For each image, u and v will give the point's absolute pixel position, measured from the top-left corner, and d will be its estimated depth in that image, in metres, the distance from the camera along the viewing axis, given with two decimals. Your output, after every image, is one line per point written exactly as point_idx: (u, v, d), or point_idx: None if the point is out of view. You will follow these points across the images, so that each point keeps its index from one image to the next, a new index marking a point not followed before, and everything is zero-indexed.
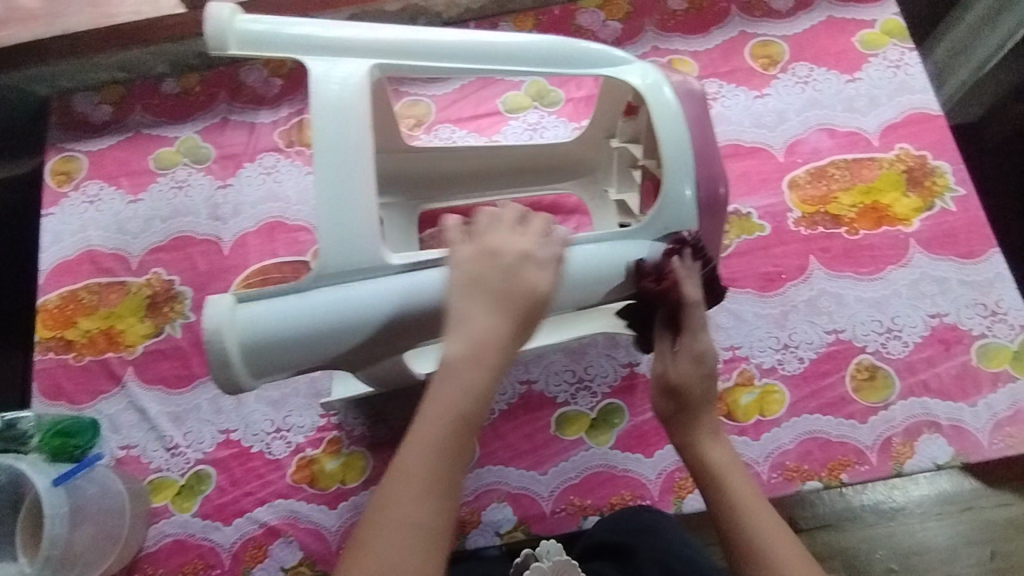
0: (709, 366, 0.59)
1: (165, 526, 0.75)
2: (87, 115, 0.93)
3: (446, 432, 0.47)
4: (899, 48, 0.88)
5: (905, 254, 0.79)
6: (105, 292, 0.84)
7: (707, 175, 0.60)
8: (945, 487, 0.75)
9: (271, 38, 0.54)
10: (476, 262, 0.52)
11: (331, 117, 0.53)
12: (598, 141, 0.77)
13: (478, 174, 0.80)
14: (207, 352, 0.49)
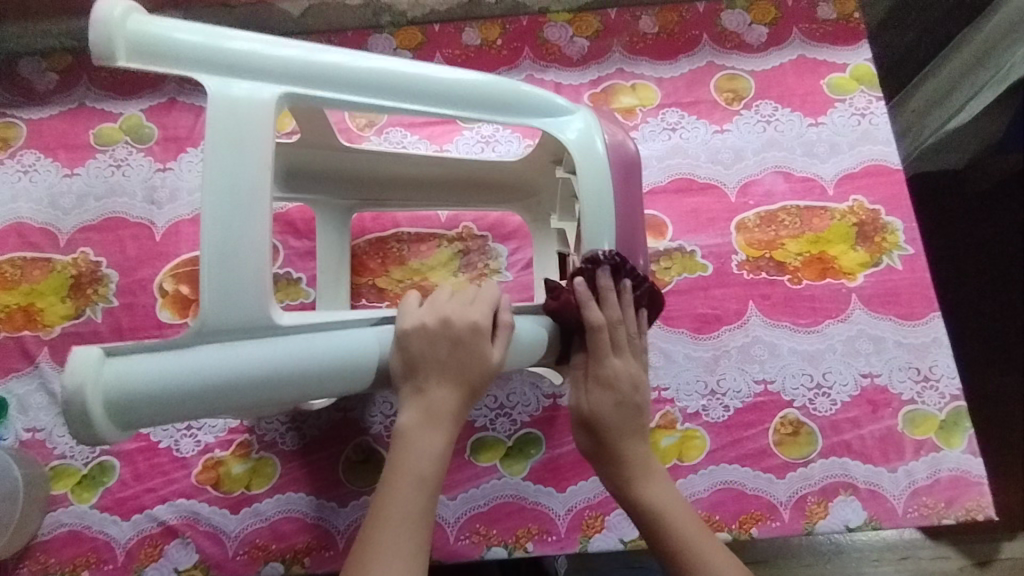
0: (622, 392, 0.59)
1: (61, 515, 0.73)
2: (32, 81, 0.90)
3: (412, 502, 0.51)
4: (867, 95, 0.86)
5: (845, 309, 0.78)
6: (28, 267, 0.82)
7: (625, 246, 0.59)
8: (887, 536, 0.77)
9: (169, 50, 0.53)
10: (421, 332, 0.54)
11: (224, 145, 0.51)
12: (544, 165, 0.76)
13: (420, 182, 0.78)
14: (67, 410, 0.47)
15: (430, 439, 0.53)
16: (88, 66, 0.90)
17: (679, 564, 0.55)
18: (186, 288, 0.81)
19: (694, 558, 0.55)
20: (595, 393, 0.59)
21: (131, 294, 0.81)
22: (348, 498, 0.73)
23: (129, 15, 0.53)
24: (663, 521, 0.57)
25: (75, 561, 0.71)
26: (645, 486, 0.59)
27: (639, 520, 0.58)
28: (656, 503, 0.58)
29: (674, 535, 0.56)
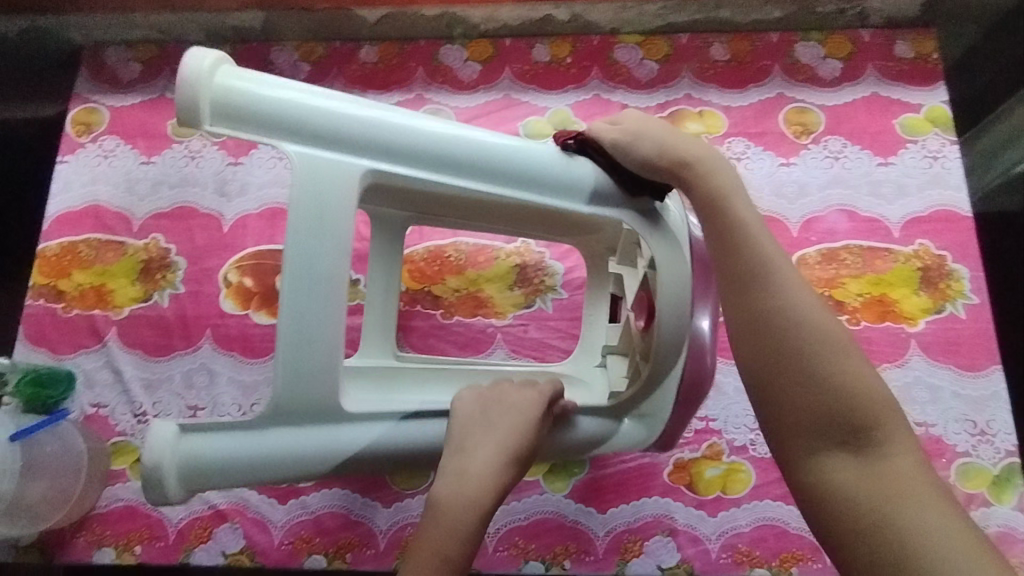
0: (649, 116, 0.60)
1: (119, 490, 0.76)
2: (117, 69, 0.93)
3: (449, 537, 0.49)
4: (940, 138, 0.84)
5: (903, 354, 0.77)
6: (102, 249, 0.85)
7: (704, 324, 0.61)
8: None
9: (250, 111, 0.54)
10: (471, 411, 0.57)
11: (309, 218, 0.53)
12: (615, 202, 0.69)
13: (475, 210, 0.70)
14: (148, 474, 0.53)
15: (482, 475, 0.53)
16: (171, 59, 0.93)
17: (744, 268, 0.51)
18: (249, 280, 0.83)
19: (769, 266, 0.51)
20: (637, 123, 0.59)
21: (198, 283, 0.83)
22: (392, 500, 0.74)
23: (213, 72, 0.54)
24: (726, 216, 0.53)
25: (128, 535, 0.74)
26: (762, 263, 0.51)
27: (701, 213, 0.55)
28: (730, 226, 0.53)
29: (751, 266, 0.51)
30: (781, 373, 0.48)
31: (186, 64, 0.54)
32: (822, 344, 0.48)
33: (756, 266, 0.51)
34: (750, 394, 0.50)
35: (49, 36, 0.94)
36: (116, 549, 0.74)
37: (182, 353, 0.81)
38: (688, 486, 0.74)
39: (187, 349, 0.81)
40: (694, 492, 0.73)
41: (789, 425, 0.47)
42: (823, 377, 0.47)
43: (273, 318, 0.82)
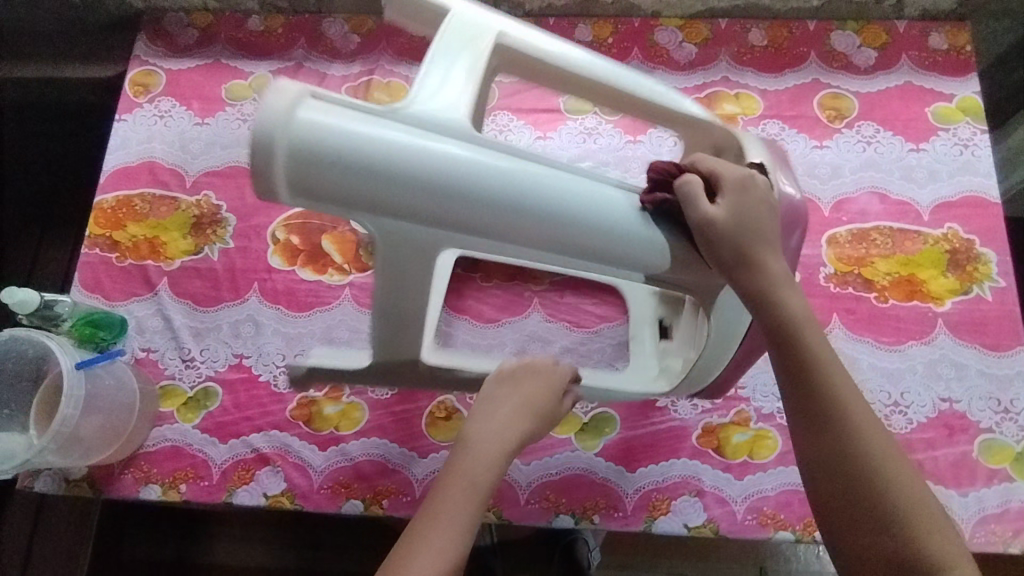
0: (752, 205, 0.57)
1: (166, 431, 0.79)
2: (174, 34, 0.96)
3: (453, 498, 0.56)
4: (971, 126, 0.87)
5: (929, 333, 0.79)
6: (156, 204, 0.89)
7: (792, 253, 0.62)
8: None
9: (330, 172, 0.50)
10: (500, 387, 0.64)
11: (393, 269, 0.59)
12: None
13: None
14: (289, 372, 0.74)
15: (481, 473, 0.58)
16: (226, 26, 0.97)
17: (815, 403, 0.55)
18: (296, 238, 0.86)
19: (841, 399, 0.55)
20: (726, 209, 0.56)
21: (247, 238, 0.87)
22: (428, 450, 0.77)
23: (292, 123, 0.48)
24: (802, 344, 0.56)
25: (174, 473, 0.77)
26: (833, 394, 0.55)
27: (774, 336, 0.57)
28: (810, 357, 0.56)
29: (826, 401, 0.55)
30: (851, 513, 0.54)
31: (260, 108, 0.48)
32: (882, 478, 0.53)
33: (828, 399, 0.55)
34: (818, 521, 0.56)
35: None
36: (162, 486, 0.77)
37: (230, 304, 0.84)
38: (716, 450, 0.76)
39: (235, 301, 0.84)
40: (722, 456, 0.75)
41: (857, 556, 0.54)
42: (887, 511, 0.53)
43: (317, 275, 0.85)
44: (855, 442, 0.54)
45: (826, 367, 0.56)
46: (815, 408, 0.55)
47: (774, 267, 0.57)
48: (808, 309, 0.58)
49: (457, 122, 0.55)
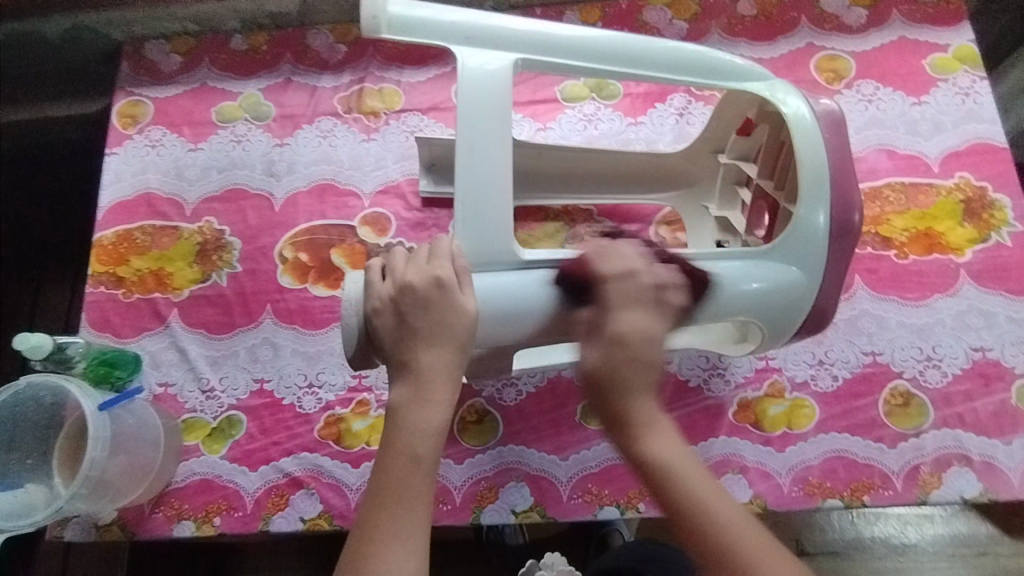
0: (620, 356, 0.56)
1: (194, 464, 0.77)
2: (157, 62, 0.95)
3: (409, 443, 0.54)
4: (970, 75, 0.86)
5: (953, 284, 0.78)
6: (158, 235, 0.87)
7: (841, 200, 0.62)
8: (959, 531, 1.01)
9: None
10: (398, 303, 0.57)
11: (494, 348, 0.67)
12: (702, 155, 0.79)
13: (582, 175, 0.81)
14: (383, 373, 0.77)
15: (430, 415, 0.55)
16: (209, 49, 0.95)
17: (706, 536, 0.52)
18: (305, 256, 0.85)
19: (730, 539, 0.51)
20: (596, 353, 0.57)
21: (254, 261, 0.85)
22: (464, 456, 0.75)
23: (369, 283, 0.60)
24: (678, 486, 0.54)
25: (207, 507, 0.75)
26: (721, 526, 0.52)
27: (649, 481, 0.55)
28: (691, 502, 0.53)
29: (713, 539, 0.52)
30: None
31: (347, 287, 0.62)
32: None
33: (716, 532, 0.52)
34: None
35: (82, 31, 0.95)
36: (195, 521, 0.75)
37: (245, 329, 0.82)
38: (755, 425, 0.75)
39: (249, 325, 0.82)
40: (761, 430, 0.74)
41: None
42: None
43: (331, 290, 0.83)
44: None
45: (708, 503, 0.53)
46: (711, 547, 0.51)
47: (633, 410, 0.56)
48: (680, 449, 0.56)
49: (504, 252, 0.60)
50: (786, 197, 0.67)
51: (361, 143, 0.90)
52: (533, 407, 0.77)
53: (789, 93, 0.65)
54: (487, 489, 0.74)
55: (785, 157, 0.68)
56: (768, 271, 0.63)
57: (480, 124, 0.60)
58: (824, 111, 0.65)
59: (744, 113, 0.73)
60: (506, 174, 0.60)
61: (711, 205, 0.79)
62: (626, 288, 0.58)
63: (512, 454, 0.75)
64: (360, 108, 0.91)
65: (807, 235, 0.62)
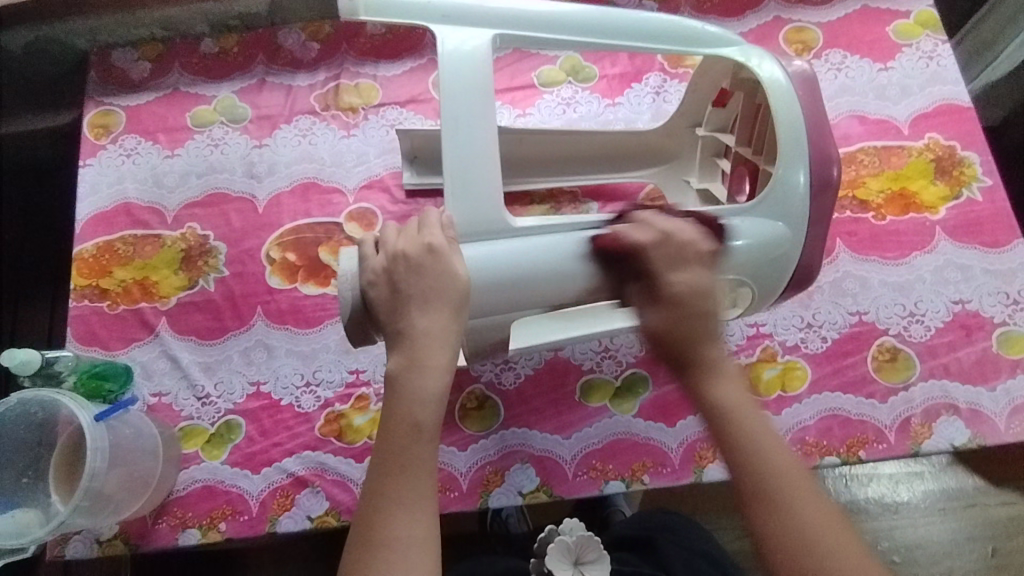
0: (707, 305, 0.60)
1: (195, 472, 0.76)
2: (126, 70, 0.93)
3: (413, 413, 0.54)
4: (932, 39, 0.89)
5: (930, 241, 0.81)
6: (140, 244, 0.85)
7: (820, 157, 0.63)
8: (948, 485, 1.04)
9: None
10: (389, 274, 0.58)
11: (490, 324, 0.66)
12: (681, 130, 0.81)
13: (564, 158, 0.82)
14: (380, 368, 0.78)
15: (429, 383, 0.55)
16: (178, 54, 0.94)
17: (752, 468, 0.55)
18: (292, 255, 0.84)
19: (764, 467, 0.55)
20: (660, 314, 0.61)
21: (241, 264, 0.84)
22: (467, 442, 0.76)
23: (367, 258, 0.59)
24: (741, 428, 0.57)
25: (211, 513, 0.74)
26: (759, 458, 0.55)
27: (715, 424, 0.58)
28: (753, 445, 0.56)
29: (771, 484, 0.54)
30: None
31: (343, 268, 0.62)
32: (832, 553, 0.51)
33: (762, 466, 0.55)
34: None
35: (49, 43, 0.94)
36: (201, 529, 0.74)
37: (236, 333, 0.81)
38: (750, 390, 0.76)
39: (241, 328, 0.81)
40: (757, 395, 0.76)
41: None
42: None
43: (321, 288, 0.83)
44: (789, 524, 0.53)
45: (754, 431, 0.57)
46: (756, 477, 0.55)
47: (700, 356, 0.60)
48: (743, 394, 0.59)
49: (497, 221, 0.61)
50: (766, 159, 0.68)
51: (341, 140, 0.89)
52: (533, 389, 0.78)
53: (763, 57, 0.66)
54: (493, 473, 0.75)
55: (762, 121, 0.69)
56: (753, 228, 0.64)
57: (465, 102, 0.61)
58: (799, 73, 0.66)
59: (719, 83, 0.74)
60: (491, 150, 0.60)
61: (693, 179, 0.80)
62: (673, 254, 0.61)
63: (515, 438, 0.76)
64: (337, 105, 0.90)
65: (789, 192, 0.63)
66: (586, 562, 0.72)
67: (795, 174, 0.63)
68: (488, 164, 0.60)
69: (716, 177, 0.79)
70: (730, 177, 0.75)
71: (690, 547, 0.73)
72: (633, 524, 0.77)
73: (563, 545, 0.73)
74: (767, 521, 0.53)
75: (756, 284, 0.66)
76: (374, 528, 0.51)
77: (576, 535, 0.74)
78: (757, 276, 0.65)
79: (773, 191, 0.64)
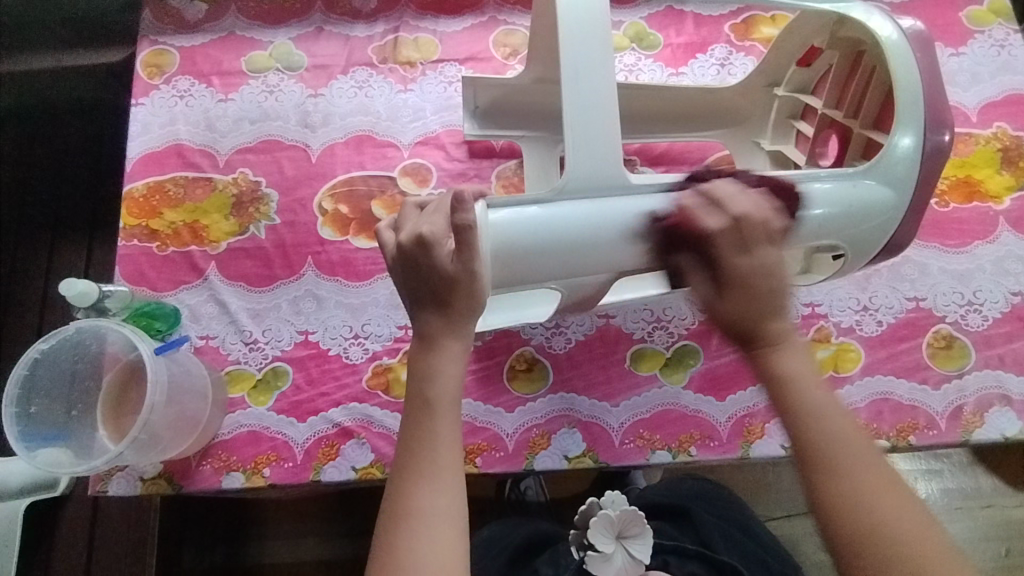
0: (774, 281, 0.56)
1: (240, 417, 0.76)
2: (182, 10, 0.91)
3: (443, 392, 0.54)
4: (1005, 28, 0.87)
5: (993, 231, 0.80)
6: (190, 187, 0.84)
7: (934, 121, 0.63)
8: (971, 486, 1.04)
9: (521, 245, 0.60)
10: (412, 265, 0.55)
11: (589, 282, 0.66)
12: (756, 90, 0.80)
13: (633, 114, 0.81)
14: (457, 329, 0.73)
15: (447, 365, 0.54)
16: None
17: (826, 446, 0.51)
18: (344, 207, 0.83)
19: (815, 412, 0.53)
20: (730, 298, 0.56)
21: (292, 213, 0.83)
22: (515, 404, 0.75)
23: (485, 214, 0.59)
24: (793, 392, 0.54)
25: (256, 458, 0.74)
26: (837, 438, 0.51)
27: (769, 386, 0.55)
28: (800, 394, 0.53)
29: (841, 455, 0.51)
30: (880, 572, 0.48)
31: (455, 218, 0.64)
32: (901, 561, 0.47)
33: (827, 451, 0.51)
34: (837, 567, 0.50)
35: None
36: (245, 473, 0.74)
37: (286, 281, 0.81)
38: None
39: (291, 278, 0.81)
40: None
41: None
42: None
43: (372, 242, 0.82)
44: (856, 513, 0.49)
45: (814, 398, 0.53)
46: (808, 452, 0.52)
47: (769, 331, 0.55)
48: (807, 365, 0.55)
49: (614, 176, 0.60)
50: (863, 124, 0.69)
51: (398, 94, 0.88)
52: (584, 354, 0.77)
53: (873, 13, 0.66)
54: (539, 436, 0.74)
55: (864, 83, 0.69)
56: (841, 193, 0.64)
57: (583, 53, 0.59)
58: (914, 33, 0.66)
59: (808, 41, 0.74)
60: (612, 95, 0.59)
61: (764, 140, 0.81)
62: (747, 236, 0.56)
63: (561, 403, 0.76)
64: (395, 58, 0.89)
65: (898, 157, 0.63)
66: (629, 537, 0.68)
67: (906, 143, 0.63)
68: (604, 103, 0.59)
69: (789, 138, 0.80)
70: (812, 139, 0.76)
71: (732, 537, 0.72)
72: (672, 494, 0.77)
73: (605, 519, 0.68)
74: (857, 493, 0.49)
75: (850, 250, 0.66)
76: (397, 501, 0.50)
77: (620, 507, 0.69)
78: (853, 240, 0.65)
79: (879, 158, 0.64)
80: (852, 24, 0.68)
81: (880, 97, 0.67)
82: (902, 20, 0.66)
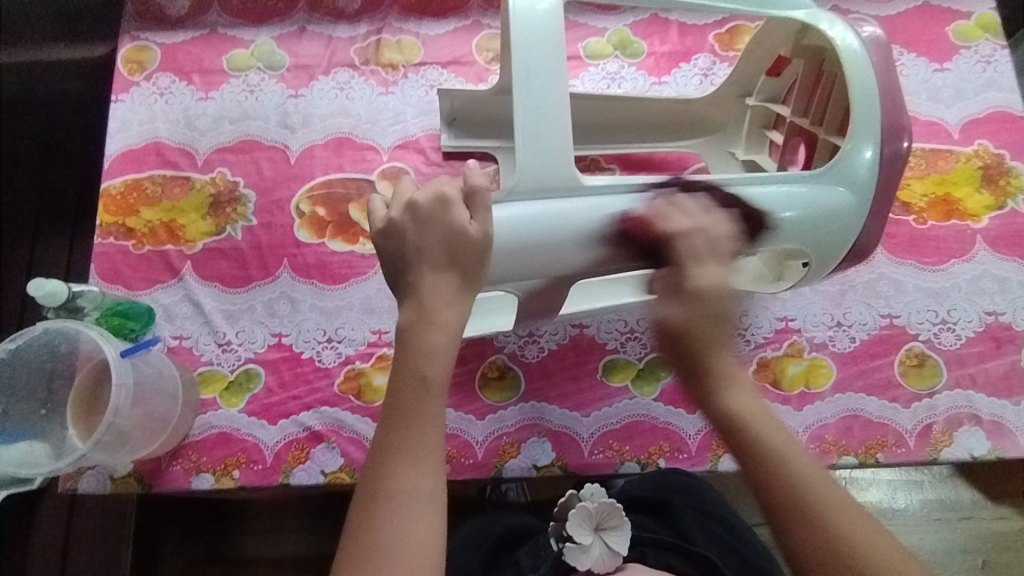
0: (710, 301, 0.56)
1: (211, 418, 0.76)
2: (164, 6, 0.91)
3: (432, 367, 0.53)
4: (991, 44, 0.87)
5: (969, 250, 0.79)
6: (168, 185, 0.84)
7: (892, 127, 0.63)
8: (947, 498, 1.04)
9: None
10: (423, 224, 0.55)
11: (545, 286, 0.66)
12: (728, 101, 0.80)
13: (609, 125, 0.81)
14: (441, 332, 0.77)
15: (437, 337, 0.53)
16: None
17: (776, 469, 0.53)
18: (322, 210, 0.83)
19: (772, 441, 0.54)
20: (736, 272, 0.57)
21: (270, 214, 0.83)
22: (485, 412, 0.76)
23: None
24: (752, 429, 0.54)
25: (225, 460, 0.74)
26: (775, 450, 0.53)
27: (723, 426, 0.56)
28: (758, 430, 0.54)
29: (793, 480, 0.52)
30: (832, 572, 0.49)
31: None
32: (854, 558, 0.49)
33: (778, 459, 0.53)
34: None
35: None
36: (214, 474, 0.74)
37: (261, 283, 0.80)
38: (773, 384, 0.76)
39: (266, 280, 0.81)
40: (780, 389, 0.76)
41: None
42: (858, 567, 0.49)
43: (348, 245, 0.82)
44: (813, 521, 0.50)
45: (767, 428, 0.54)
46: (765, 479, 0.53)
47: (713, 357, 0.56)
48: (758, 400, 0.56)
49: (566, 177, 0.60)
50: (827, 130, 0.68)
51: (379, 97, 0.87)
52: (555, 363, 0.78)
53: (835, 22, 0.65)
54: (509, 445, 0.74)
55: (826, 92, 0.69)
56: (805, 197, 0.64)
57: (533, 59, 0.59)
58: (875, 40, 0.65)
59: (776, 51, 0.74)
60: (562, 100, 0.60)
61: (738, 150, 0.80)
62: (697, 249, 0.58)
63: (533, 410, 0.76)
64: (378, 60, 0.88)
65: (857, 166, 0.63)
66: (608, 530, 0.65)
67: (866, 150, 0.63)
68: (557, 109, 0.59)
69: (762, 148, 0.80)
70: (783, 147, 0.76)
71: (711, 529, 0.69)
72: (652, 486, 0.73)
73: (584, 511, 0.65)
74: (797, 492, 0.51)
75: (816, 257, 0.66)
76: (379, 481, 0.50)
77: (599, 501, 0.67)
78: (816, 246, 0.65)
79: (837, 162, 0.63)
80: (814, 32, 0.68)
81: (842, 104, 0.66)
82: (862, 27, 0.66)
